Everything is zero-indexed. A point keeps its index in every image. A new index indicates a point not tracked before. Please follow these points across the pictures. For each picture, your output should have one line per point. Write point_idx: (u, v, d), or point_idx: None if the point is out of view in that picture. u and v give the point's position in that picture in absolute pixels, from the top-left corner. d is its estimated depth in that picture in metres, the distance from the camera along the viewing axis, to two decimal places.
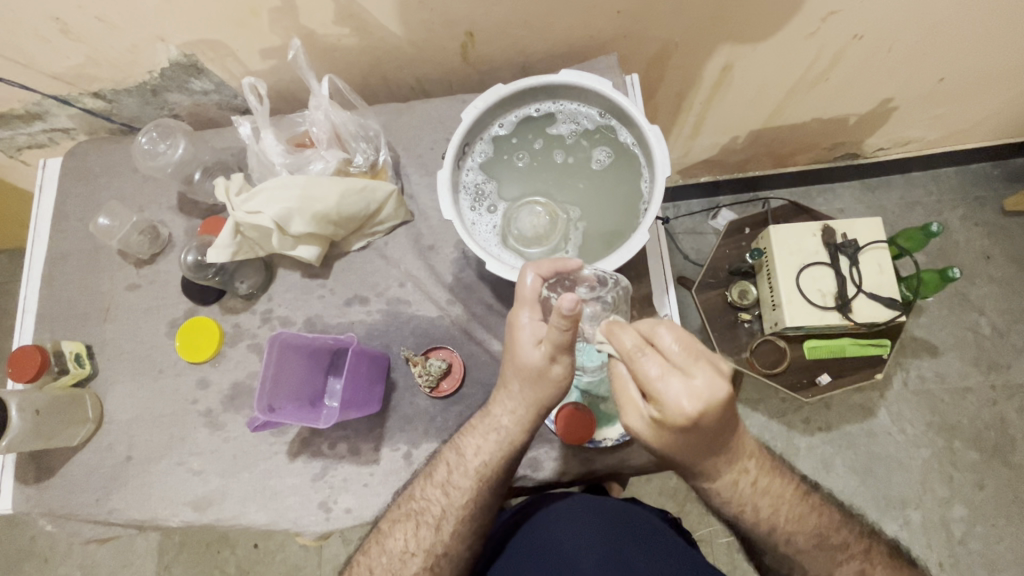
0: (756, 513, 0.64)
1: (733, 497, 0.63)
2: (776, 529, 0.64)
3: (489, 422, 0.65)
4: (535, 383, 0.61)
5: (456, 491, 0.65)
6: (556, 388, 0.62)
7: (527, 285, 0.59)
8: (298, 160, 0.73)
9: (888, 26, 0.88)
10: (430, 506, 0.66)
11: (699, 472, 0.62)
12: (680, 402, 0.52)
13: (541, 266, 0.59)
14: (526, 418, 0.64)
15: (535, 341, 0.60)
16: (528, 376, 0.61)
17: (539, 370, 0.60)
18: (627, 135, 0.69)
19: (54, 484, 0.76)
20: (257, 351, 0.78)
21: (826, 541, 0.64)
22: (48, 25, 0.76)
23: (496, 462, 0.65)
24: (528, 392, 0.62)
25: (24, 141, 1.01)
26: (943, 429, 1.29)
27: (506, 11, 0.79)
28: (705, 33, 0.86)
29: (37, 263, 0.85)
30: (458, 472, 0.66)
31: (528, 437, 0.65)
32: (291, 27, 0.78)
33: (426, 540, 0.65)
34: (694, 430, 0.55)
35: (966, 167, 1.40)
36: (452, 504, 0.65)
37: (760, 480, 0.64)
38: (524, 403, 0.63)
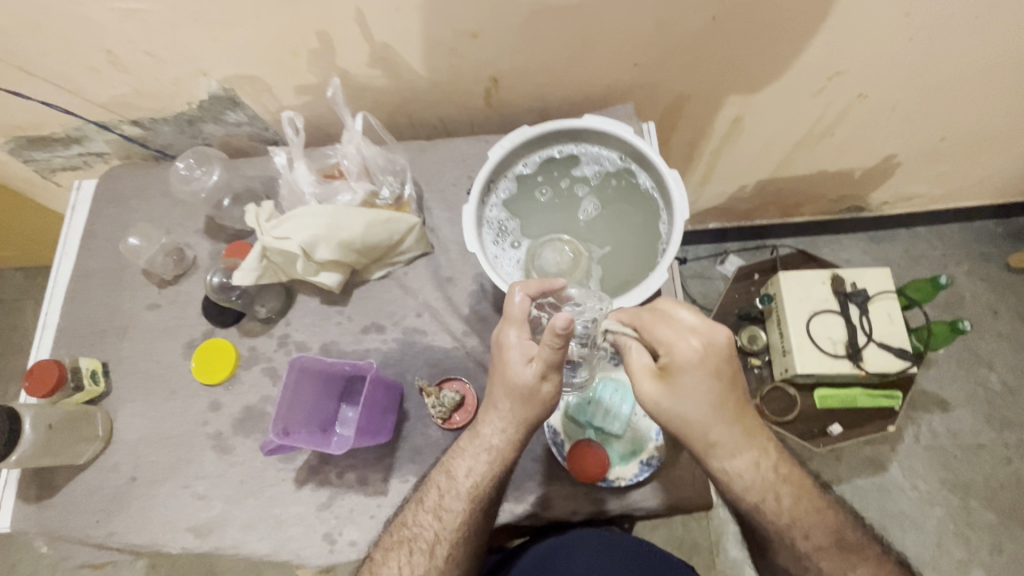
0: (777, 502, 0.62)
1: (755, 482, 0.61)
2: (795, 522, 0.62)
3: (479, 440, 0.65)
4: (526, 406, 0.62)
5: (448, 514, 0.64)
6: (545, 405, 0.62)
7: (516, 303, 0.61)
8: (326, 191, 0.76)
9: (891, 86, 0.93)
10: (423, 533, 0.64)
11: (716, 446, 0.60)
12: (687, 342, 0.57)
13: (528, 286, 0.61)
14: (516, 434, 0.63)
15: (526, 359, 0.60)
16: (518, 395, 0.61)
17: (529, 389, 0.61)
18: (646, 177, 0.71)
19: (54, 503, 0.75)
20: (271, 375, 0.78)
21: (843, 539, 0.62)
22: (99, 57, 0.81)
23: (487, 482, 0.64)
24: (519, 411, 0.62)
25: (59, 163, 1.06)
26: (957, 486, 1.26)
27: (531, 59, 0.83)
28: (718, 86, 0.91)
29: (62, 279, 0.87)
30: (450, 495, 0.64)
31: (517, 456, 0.65)
32: (328, 67, 0.83)
33: (420, 568, 0.62)
34: (706, 376, 0.57)
35: (970, 224, 1.43)
36: (445, 528, 0.63)
37: (779, 466, 0.62)
38: (513, 420, 0.63)
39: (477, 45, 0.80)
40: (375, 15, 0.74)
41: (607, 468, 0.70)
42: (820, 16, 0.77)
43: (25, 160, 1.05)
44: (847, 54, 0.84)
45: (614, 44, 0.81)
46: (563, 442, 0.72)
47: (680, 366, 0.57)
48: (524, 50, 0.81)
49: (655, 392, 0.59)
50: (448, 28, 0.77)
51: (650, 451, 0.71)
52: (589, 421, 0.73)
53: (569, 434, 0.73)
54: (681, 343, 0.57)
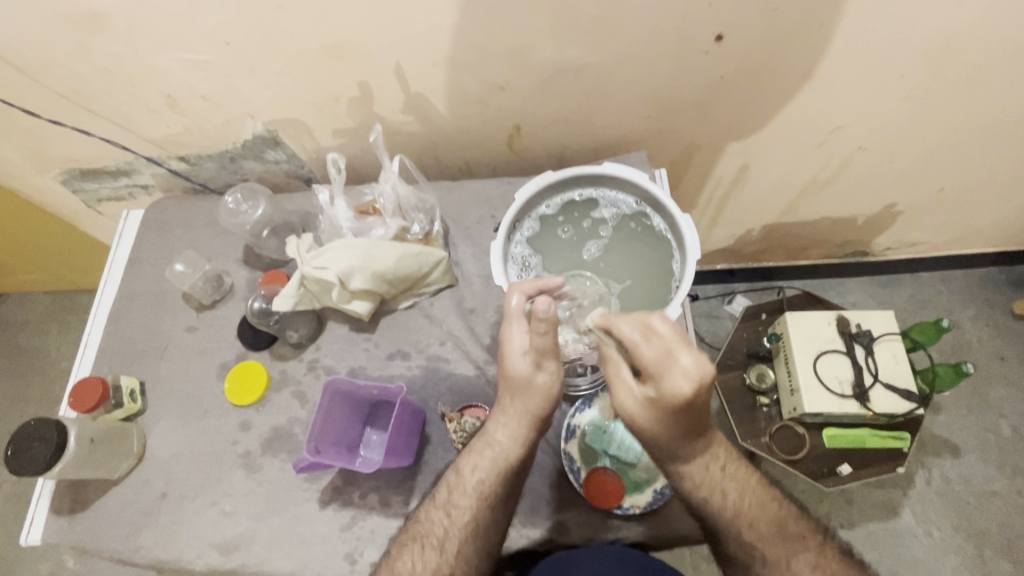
0: (725, 497, 0.67)
1: (705, 479, 0.67)
2: (741, 515, 0.67)
3: (487, 439, 0.69)
4: (524, 397, 0.67)
5: (457, 510, 0.67)
6: (546, 399, 0.67)
7: (512, 303, 0.66)
8: (361, 226, 0.82)
9: (888, 141, 0.99)
10: (433, 529, 0.67)
11: (673, 452, 0.65)
12: (676, 386, 0.56)
13: (524, 285, 0.67)
14: (520, 432, 0.68)
15: (522, 351, 0.66)
16: (516, 387, 0.67)
17: (526, 380, 0.66)
18: (659, 220, 0.77)
19: (86, 517, 0.78)
20: (300, 398, 0.82)
21: (785, 528, 0.67)
22: (160, 100, 0.89)
23: (492, 479, 0.67)
24: (519, 405, 0.67)
25: (106, 194, 1.14)
26: (971, 534, 1.25)
27: (552, 109, 0.91)
28: (725, 137, 0.98)
29: (106, 302, 0.93)
30: (457, 491, 0.68)
31: (523, 455, 0.68)
32: (366, 113, 0.91)
33: (431, 563, 0.65)
34: (686, 410, 0.59)
35: (973, 271, 1.47)
36: (454, 525, 0.67)
37: (728, 466, 0.68)
38: (517, 416, 0.67)
39: (504, 97, 0.88)
40: (413, 69, 0.82)
41: (622, 495, 0.72)
42: (819, 76, 0.84)
43: (74, 190, 1.13)
44: (844, 110, 0.91)
45: (629, 97, 0.89)
46: (579, 469, 0.75)
47: (663, 401, 0.58)
48: (547, 101, 0.88)
49: (637, 408, 0.62)
50: (478, 81, 0.84)
51: (664, 480, 0.73)
52: (604, 450, 0.76)
53: (585, 461, 0.75)
54: (667, 384, 0.57)
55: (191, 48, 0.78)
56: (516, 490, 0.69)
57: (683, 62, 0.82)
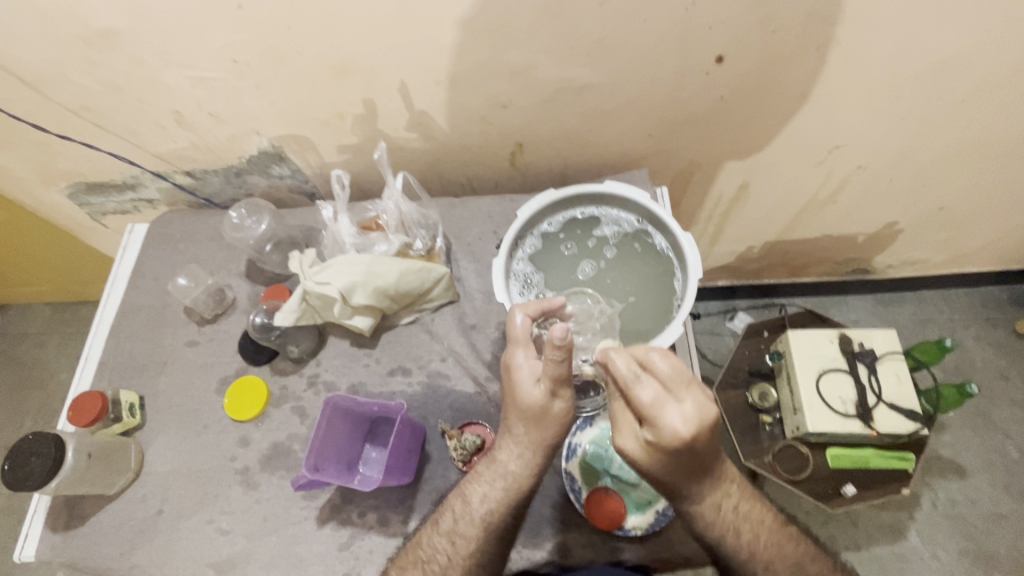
0: (738, 537, 0.65)
1: (718, 519, 0.65)
2: (754, 556, 0.65)
3: (497, 468, 0.67)
4: (538, 422, 0.64)
5: (462, 539, 0.65)
6: (560, 426, 0.65)
7: (518, 326, 0.66)
8: (364, 242, 0.83)
9: (888, 161, 1.00)
10: (436, 556, 0.65)
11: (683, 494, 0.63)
12: (675, 428, 0.55)
13: (528, 307, 0.67)
14: (533, 462, 0.66)
15: (533, 378, 0.64)
16: (530, 416, 0.64)
17: (541, 409, 0.63)
18: (661, 239, 0.77)
19: (81, 533, 0.77)
20: (299, 414, 0.82)
21: (802, 569, 0.66)
22: (167, 116, 0.90)
23: (501, 509, 0.66)
24: (533, 434, 0.65)
25: (112, 207, 1.15)
26: (979, 558, 1.23)
27: (554, 127, 0.92)
28: (726, 156, 0.99)
29: (108, 315, 0.93)
30: (463, 521, 0.66)
31: (533, 485, 0.66)
32: (370, 130, 0.92)
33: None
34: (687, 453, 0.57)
35: (975, 289, 1.46)
36: (458, 554, 0.65)
37: (741, 504, 0.67)
38: (529, 446, 0.66)
39: (507, 114, 0.89)
40: (417, 88, 0.83)
41: (623, 516, 0.71)
42: (819, 97, 0.85)
43: (80, 203, 1.14)
44: (844, 130, 0.92)
45: (631, 116, 0.90)
46: (579, 489, 0.74)
47: (662, 445, 0.57)
48: (549, 119, 0.89)
49: (636, 451, 0.60)
50: (481, 100, 0.86)
51: (666, 500, 0.72)
52: (606, 469, 0.75)
53: (587, 481, 0.75)
54: (665, 426, 0.55)
55: (199, 66, 0.80)
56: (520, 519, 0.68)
57: (685, 82, 0.83)
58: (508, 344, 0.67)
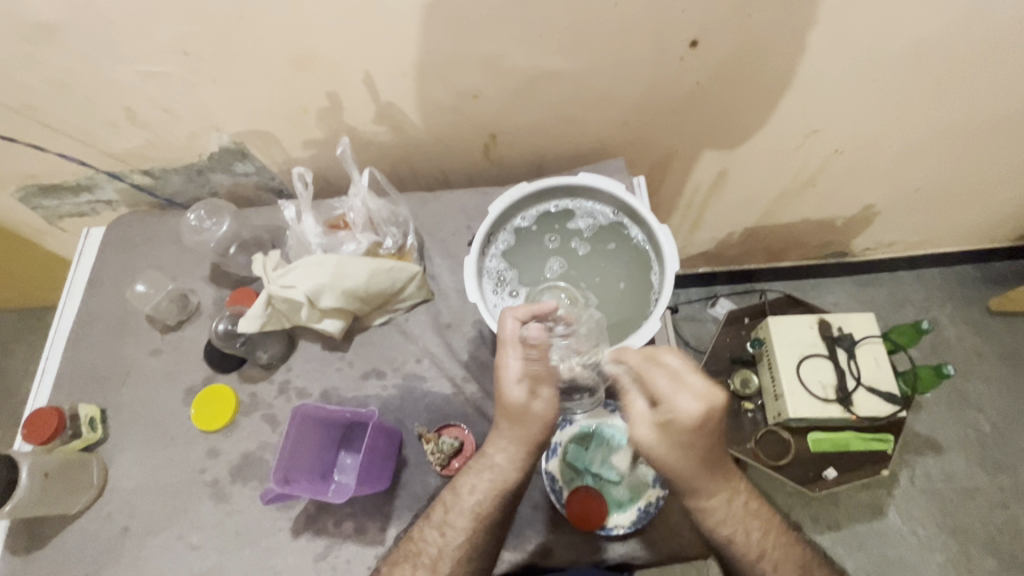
0: (746, 533, 0.64)
1: (729, 516, 0.64)
2: (763, 556, 0.64)
3: (485, 461, 0.65)
4: (519, 421, 0.63)
5: (452, 530, 0.64)
6: (543, 425, 0.63)
7: (508, 328, 0.63)
8: (332, 242, 0.80)
9: (863, 145, 1.00)
10: (427, 548, 0.64)
11: (696, 485, 0.63)
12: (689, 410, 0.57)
13: (517, 310, 0.64)
14: (520, 456, 0.64)
15: (518, 378, 0.62)
16: (514, 416, 0.63)
17: (522, 407, 0.62)
18: (638, 232, 0.75)
19: (43, 555, 0.74)
20: (270, 421, 0.79)
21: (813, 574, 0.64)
22: (119, 114, 0.85)
23: (490, 501, 0.64)
24: (516, 432, 0.64)
25: (67, 210, 1.09)
26: (955, 532, 1.26)
27: (527, 117, 0.89)
28: (703, 143, 0.97)
29: (65, 325, 0.88)
30: (453, 511, 0.65)
31: (520, 480, 0.65)
32: (336, 124, 0.88)
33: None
34: (701, 435, 0.59)
35: (949, 269, 1.48)
36: (447, 545, 0.64)
37: (750, 502, 0.66)
38: (514, 442, 0.64)
39: (477, 105, 0.86)
40: (382, 79, 0.79)
41: (605, 515, 0.70)
42: (796, 81, 0.84)
43: (33, 207, 1.08)
44: (821, 115, 0.91)
45: (607, 103, 0.87)
46: (560, 486, 0.72)
47: (678, 425, 0.59)
48: (522, 109, 0.87)
49: (652, 438, 0.61)
50: (450, 91, 0.82)
51: (648, 497, 0.71)
52: (586, 467, 0.74)
53: (568, 480, 0.73)
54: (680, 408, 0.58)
55: (149, 60, 0.75)
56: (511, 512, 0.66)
57: (659, 69, 0.81)
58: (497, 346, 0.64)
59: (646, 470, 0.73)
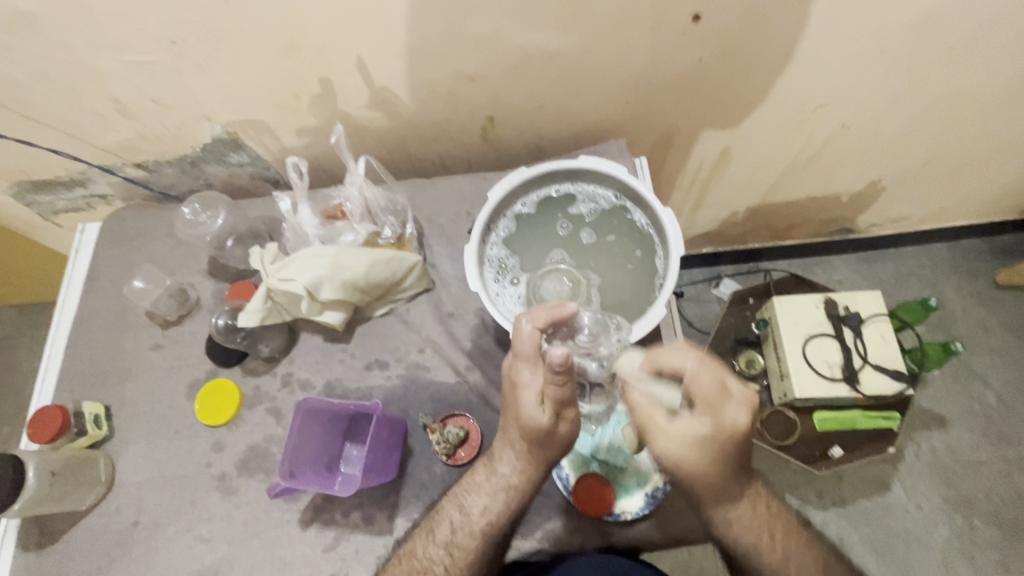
0: (770, 538, 0.63)
1: (754, 524, 0.63)
2: (790, 563, 0.63)
3: (501, 482, 0.65)
4: (545, 442, 0.61)
5: (460, 551, 0.64)
6: (564, 444, 0.63)
7: (525, 338, 0.60)
8: (329, 232, 0.78)
9: (871, 118, 0.97)
10: (432, 567, 0.63)
11: (725, 494, 0.62)
12: (734, 419, 0.59)
13: (535, 316, 0.61)
14: (537, 476, 0.64)
15: (539, 401, 0.60)
16: (534, 438, 0.61)
17: (545, 431, 0.60)
18: (641, 215, 0.73)
19: (55, 551, 0.74)
20: (275, 414, 0.79)
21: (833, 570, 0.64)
22: (107, 105, 0.83)
23: (503, 521, 0.64)
24: (537, 452, 0.63)
25: (62, 206, 1.08)
26: (960, 505, 1.26)
27: (525, 99, 0.87)
28: (705, 121, 0.95)
29: (65, 322, 0.88)
30: (462, 531, 0.64)
31: (531, 494, 0.65)
32: (330, 110, 0.86)
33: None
34: (738, 447, 0.60)
35: (956, 242, 1.46)
36: (454, 565, 0.63)
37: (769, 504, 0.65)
38: (531, 462, 0.63)
39: (474, 87, 0.84)
40: (375, 62, 0.77)
41: (613, 501, 0.70)
42: (804, 52, 0.81)
43: (27, 203, 1.07)
44: (827, 88, 0.89)
45: (606, 82, 0.85)
46: (567, 474, 0.72)
47: (719, 434, 0.59)
48: (520, 90, 0.85)
49: (684, 450, 0.60)
50: (445, 73, 0.80)
51: (655, 483, 0.71)
52: (593, 454, 0.74)
53: (576, 467, 0.73)
54: (726, 415, 0.59)
55: (135, 48, 0.73)
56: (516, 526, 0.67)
57: (660, 44, 0.78)
58: (513, 356, 0.62)
59: (652, 455, 0.73)
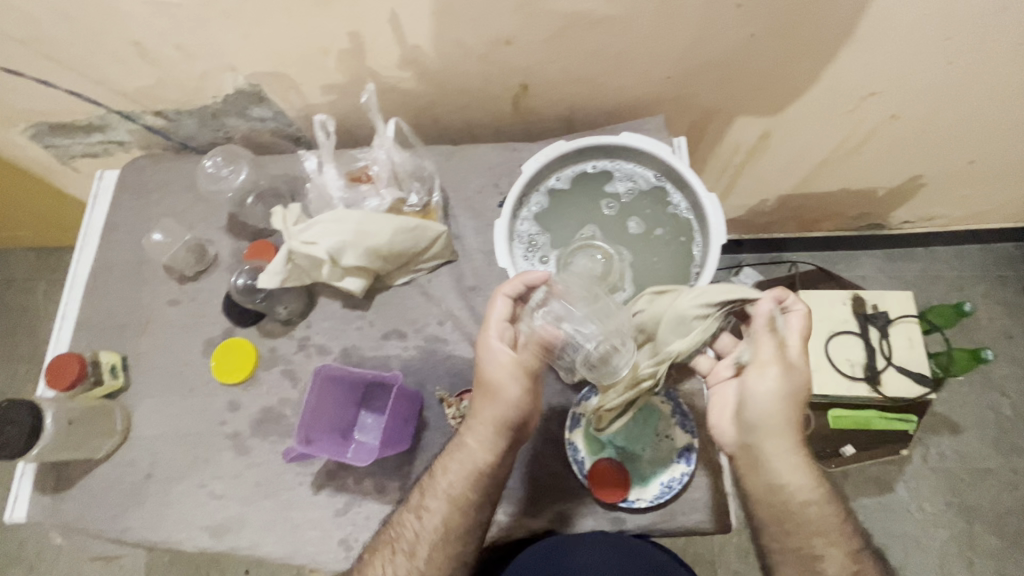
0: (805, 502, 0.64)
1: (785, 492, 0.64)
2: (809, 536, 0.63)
3: (464, 454, 0.65)
4: (505, 407, 0.63)
5: (427, 513, 0.65)
6: (509, 403, 0.63)
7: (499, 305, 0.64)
8: (354, 196, 0.76)
9: (923, 110, 0.92)
10: (404, 531, 0.65)
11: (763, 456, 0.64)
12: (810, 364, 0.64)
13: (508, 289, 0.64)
14: (490, 440, 0.64)
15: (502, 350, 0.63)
16: (489, 390, 0.64)
17: (494, 380, 0.63)
18: (682, 199, 0.70)
19: (71, 496, 0.76)
20: (290, 377, 0.78)
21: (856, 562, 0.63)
22: (128, 48, 0.79)
23: (462, 485, 0.64)
24: (489, 410, 0.64)
25: (80, 150, 1.06)
26: (963, 510, 1.26)
27: (562, 68, 0.83)
28: (748, 102, 0.90)
29: (82, 271, 0.87)
30: (428, 494, 0.65)
31: (492, 463, 0.64)
32: (358, 68, 0.82)
33: (400, 568, 0.63)
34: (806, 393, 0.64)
35: (987, 246, 1.41)
36: (424, 529, 0.64)
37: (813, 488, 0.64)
38: (485, 423, 0.64)
39: (510, 52, 0.80)
40: (409, 19, 0.73)
41: (628, 487, 0.69)
42: (863, 34, 0.76)
43: (45, 146, 1.05)
44: (880, 76, 0.84)
45: (649, 54, 0.80)
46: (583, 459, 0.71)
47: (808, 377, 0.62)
48: (557, 58, 0.80)
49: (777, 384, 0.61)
50: (480, 35, 0.76)
51: (672, 473, 0.70)
52: (611, 439, 0.73)
53: (592, 451, 0.72)
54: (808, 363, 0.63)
55: None
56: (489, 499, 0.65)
57: (710, 17, 0.73)
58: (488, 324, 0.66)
59: (672, 445, 0.72)
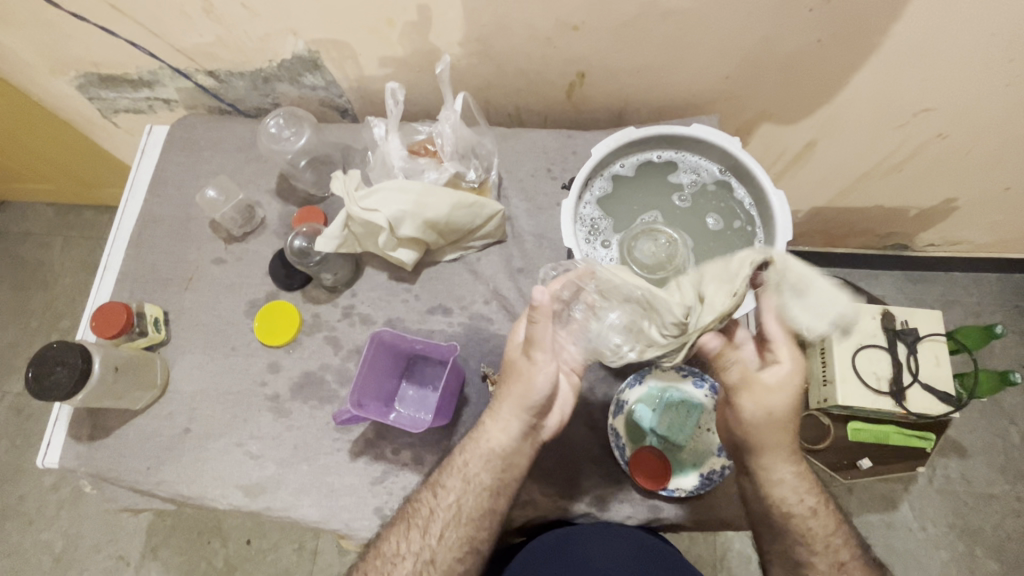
0: (813, 505, 0.65)
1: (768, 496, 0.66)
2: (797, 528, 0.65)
3: (480, 438, 0.66)
4: (521, 396, 0.64)
5: (443, 491, 0.65)
6: (524, 386, 0.65)
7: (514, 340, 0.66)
8: (413, 167, 0.77)
9: (973, 131, 0.92)
10: (420, 508, 0.65)
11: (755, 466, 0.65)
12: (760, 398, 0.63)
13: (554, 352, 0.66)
14: (513, 426, 0.65)
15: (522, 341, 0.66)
16: (511, 372, 0.66)
17: (512, 360, 0.66)
18: (745, 193, 0.71)
19: (106, 445, 0.76)
20: (333, 343, 0.78)
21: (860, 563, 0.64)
22: (195, 4, 0.79)
23: (479, 466, 0.65)
24: (505, 397, 0.66)
25: (124, 105, 1.05)
26: (965, 533, 1.27)
27: (623, 58, 0.83)
28: (799, 110, 0.91)
29: (127, 223, 0.87)
30: (447, 472, 0.66)
31: (512, 451, 0.65)
32: (419, 42, 0.82)
33: (415, 543, 0.64)
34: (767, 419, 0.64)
35: (1007, 276, 1.42)
36: (439, 506, 0.65)
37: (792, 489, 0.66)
38: (506, 410, 0.65)
39: (575, 38, 0.80)
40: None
41: (669, 477, 0.70)
42: (929, 50, 0.76)
43: (90, 97, 1.04)
44: (937, 91, 0.84)
45: (713, 49, 0.80)
46: (624, 446, 0.72)
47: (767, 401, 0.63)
48: (620, 47, 0.80)
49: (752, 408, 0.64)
50: (549, 18, 0.76)
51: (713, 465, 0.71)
52: (652, 428, 0.73)
53: (631, 439, 0.72)
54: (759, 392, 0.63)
55: None
56: (503, 487, 0.66)
57: (781, 18, 0.74)
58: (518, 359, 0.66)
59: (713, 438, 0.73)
